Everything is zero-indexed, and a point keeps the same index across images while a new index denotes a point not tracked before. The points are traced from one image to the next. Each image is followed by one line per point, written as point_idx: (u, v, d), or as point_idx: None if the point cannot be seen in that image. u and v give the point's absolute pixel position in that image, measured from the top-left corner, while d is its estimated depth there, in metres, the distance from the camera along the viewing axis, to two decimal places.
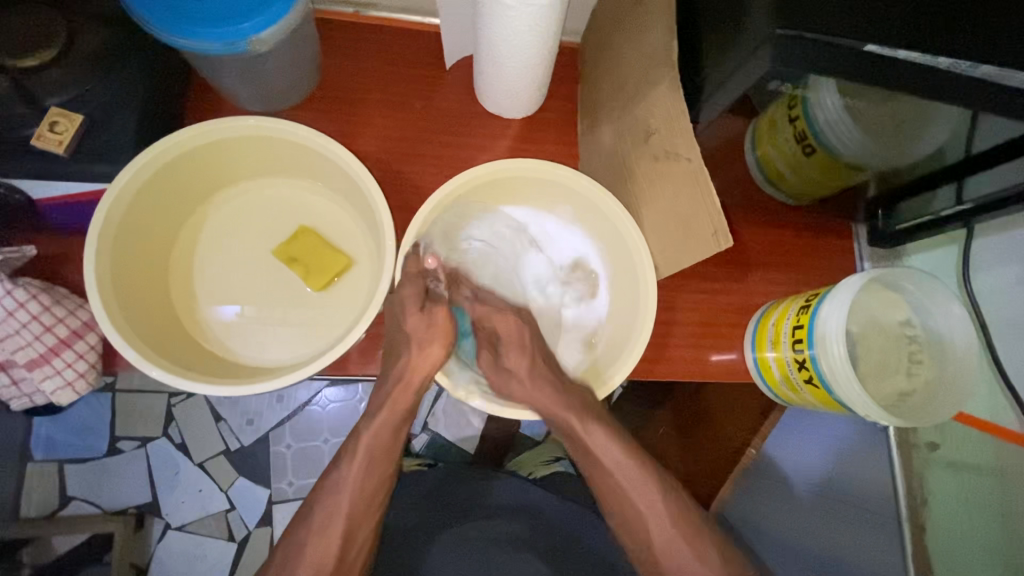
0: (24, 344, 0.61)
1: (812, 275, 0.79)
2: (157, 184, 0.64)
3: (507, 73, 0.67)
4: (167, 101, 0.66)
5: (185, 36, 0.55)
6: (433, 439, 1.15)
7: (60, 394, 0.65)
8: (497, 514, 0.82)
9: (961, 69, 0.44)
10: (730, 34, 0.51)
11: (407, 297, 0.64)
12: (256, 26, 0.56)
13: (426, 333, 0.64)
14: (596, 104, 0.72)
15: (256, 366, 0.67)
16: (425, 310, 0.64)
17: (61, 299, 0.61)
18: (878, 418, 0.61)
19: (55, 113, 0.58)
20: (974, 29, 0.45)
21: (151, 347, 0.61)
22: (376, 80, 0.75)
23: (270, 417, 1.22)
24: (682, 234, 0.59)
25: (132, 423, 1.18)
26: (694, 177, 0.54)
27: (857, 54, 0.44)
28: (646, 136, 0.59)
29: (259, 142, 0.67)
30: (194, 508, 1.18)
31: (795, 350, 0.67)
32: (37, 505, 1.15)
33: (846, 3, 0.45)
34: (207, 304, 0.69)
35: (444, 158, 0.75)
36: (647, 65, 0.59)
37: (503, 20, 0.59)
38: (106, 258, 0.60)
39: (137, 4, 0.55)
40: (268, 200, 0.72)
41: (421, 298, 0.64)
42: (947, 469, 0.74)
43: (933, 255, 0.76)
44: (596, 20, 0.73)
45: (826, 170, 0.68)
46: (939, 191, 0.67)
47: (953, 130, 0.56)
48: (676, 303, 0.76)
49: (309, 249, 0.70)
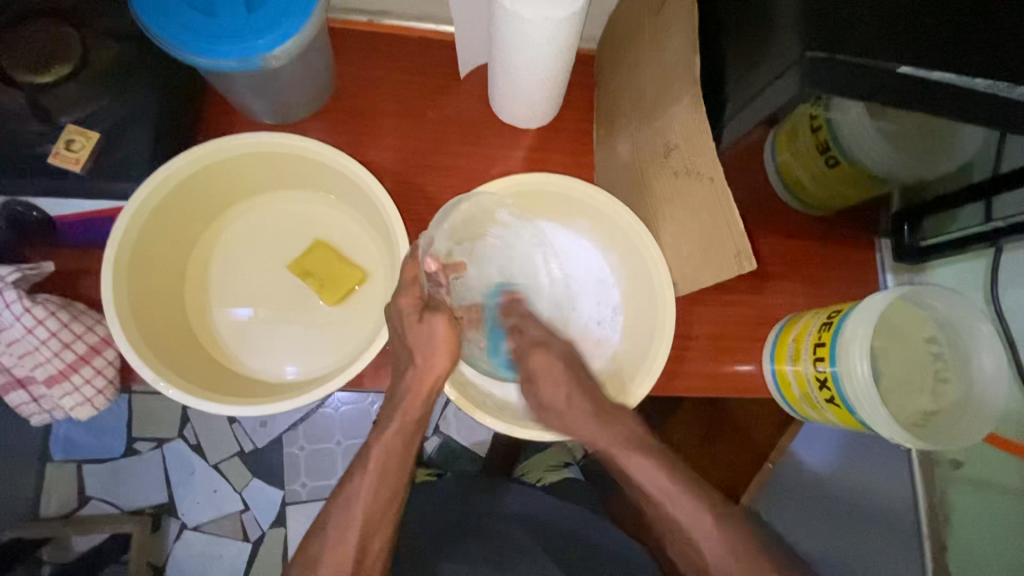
0: (44, 360, 0.61)
1: (833, 289, 0.77)
2: (171, 201, 0.64)
3: (523, 84, 0.66)
4: (181, 114, 0.65)
5: (200, 55, 0.55)
6: (445, 441, 1.15)
7: (79, 410, 0.64)
8: (510, 523, 0.82)
9: (999, 90, 0.43)
10: (756, 50, 0.49)
11: (407, 305, 0.60)
12: (270, 43, 0.56)
13: (429, 344, 0.60)
14: (613, 114, 0.70)
15: (271, 373, 0.68)
16: (423, 320, 0.60)
17: (79, 315, 0.62)
18: (902, 440, 0.60)
19: (73, 131, 0.59)
20: (1016, 52, 0.43)
21: (167, 364, 0.61)
22: (389, 90, 0.75)
23: (283, 419, 1.22)
24: (703, 253, 0.58)
25: (149, 424, 1.20)
26: (717, 196, 0.52)
27: (892, 76, 0.43)
28: (665, 152, 0.58)
29: (272, 158, 0.66)
30: (210, 508, 1.19)
31: (816, 367, 0.66)
32: (57, 505, 1.17)
33: (878, 22, 0.44)
34: (222, 309, 0.69)
35: (457, 169, 0.74)
36: (667, 79, 0.57)
37: (519, 34, 0.58)
38: (122, 277, 0.60)
39: (154, 24, 0.55)
40: (282, 213, 0.72)
41: (421, 306, 0.60)
42: (971, 488, 0.72)
43: (958, 270, 0.74)
44: (614, 28, 0.71)
45: (851, 183, 0.66)
46: (965, 208, 0.66)
47: (985, 145, 0.54)
48: (693, 316, 0.75)
49: (322, 264, 0.69)
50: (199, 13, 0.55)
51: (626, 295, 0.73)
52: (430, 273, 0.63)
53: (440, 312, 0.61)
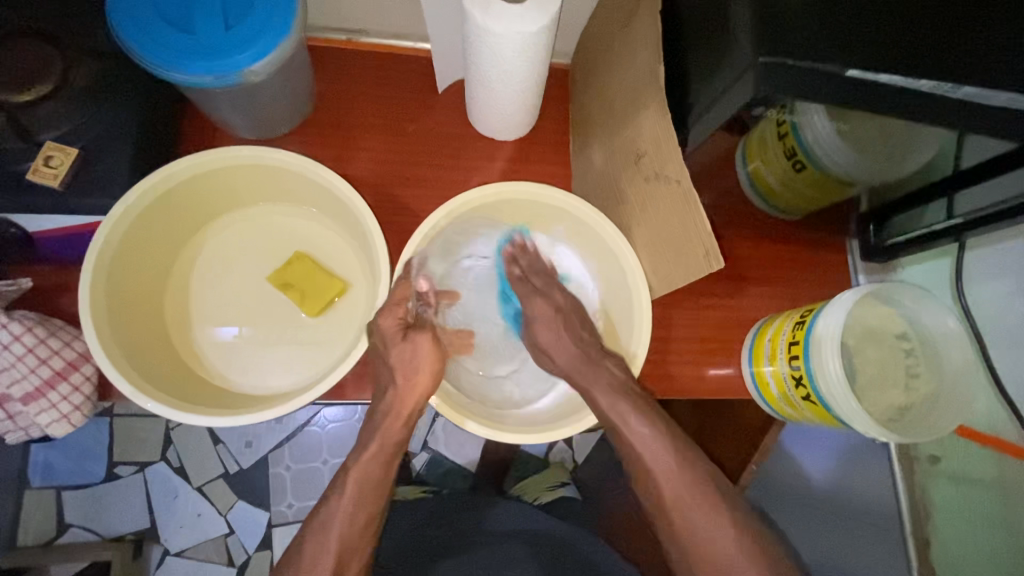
0: (18, 377, 0.61)
1: (808, 290, 0.79)
2: (151, 216, 0.64)
3: (497, 97, 0.68)
4: (160, 132, 0.66)
5: (179, 71, 0.56)
6: (433, 457, 1.14)
7: (56, 426, 0.64)
8: (495, 533, 0.81)
9: (943, 90, 0.45)
10: (716, 58, 0.52)
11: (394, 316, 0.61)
12: (249, 59, 0.57)
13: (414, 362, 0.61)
14: (587, 125, 0.72)
15: (259, 387, 0.68)
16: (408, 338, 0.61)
17: (56, 331, 0.62)
18: (875, 433, 0.61)
19: (51, 147, 0.59)
20: (957, 55, 0.46)
21: (145, 377, 0.61)
22: (368, 105, 0.76)
23: (268, 439, 1.21)
24: (673, 255, 0.59)
25: (130, 448, 1.17)
26: (684, 198, 0.54)
27: (840, 79, 0.45)
28: (636, 158, 0.60)
29: (252, 171, 0.67)
30: (193, 533, 1.17)
31: (791, 365, 0.67)
32: (35, 533, 1.14)
33: (827, 29, 0.46)
34: (205, 327, 0.69)
35: (436, 181, 0.76)
36: (635, 89, 0.59)
37: (491, 47, 0.60)
38: (100, 291, 0.60)
39: (134, 41, 0.56)
40: (263, 227, 0.73)
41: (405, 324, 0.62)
42: (949, 482, 0.73)
43: (926, 268, 0.76)
44: (586, 42, 0.74)
45: (818, 187, 0.68)
46: (930, 204, 0.68)
47: (940, 146, 0.57)
48: (673, 320, 0.76)
49: (303, 275, 0.70)
50: (178, 31, 0.57)
51: (605, 301, 0.74)
52: (419, 295, 0.68)
53: (425, 332, 0.63)
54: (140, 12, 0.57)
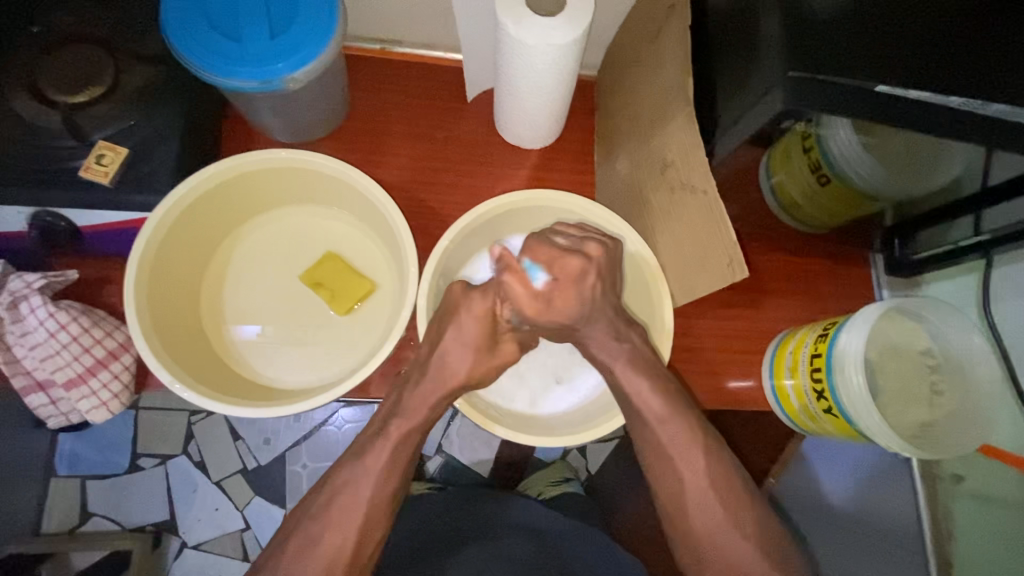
0: (64, 364, 0.66)
1: (829, 303, 0.78)
2: (193, 214, 0.67)
3: (525, 107, 0.70)
4: (201, 133, 0.69)
5: (226, 76, 0.59)
6: (447, 461, 1.14)
7: (95, 413, 0.69)
8: (510, 536, 0.82)
9: (971, 107, 0.46)
10: (744, 72, 0.53)
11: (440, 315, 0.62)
12: (290, 67, 0.60)
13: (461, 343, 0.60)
14: (613, 135, 0.74)
15: (287, 382, 0.70)
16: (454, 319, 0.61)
17: (99, 321, 0.67)
18: (899, 449, 0.61)
19: (102, 146, 0.62)
20: (983, 73, 0.47)
21: (181, 368, 0.64)
22: (399, 112, 0.79)
23: (286, 436, 1.23)
24: (698, 263, 0.60)
25: (153, 441, 1.20)
26: (710, 209, 0.55)
27: (868, 94, 0.46)
28: (662, 168, 0.61)
29: (288, 173, 0.70)
30: (211, 527, 1.19)
31: (813, 378, 0.67)
32: (58, 521, 1.17)
33: (857, 47, 0.48)
34: (233, 323, 0.71)
35: (463, 187, 0.78)
36: (662, 100, 0.60)
37: (524, 58, 0.62)
38: (142, 285, 0.63)
39: (183, 48, 0.59)
40: (295, 227, 0.75)
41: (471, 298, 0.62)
42: (973, 501, 0.73)
43: (952, 284, 0.76)
44: (613, 54, 0.76)
45: (843, 201, 0.68)
46: (957, 222, 0.68)
47: (967, 162, 0.57)
48: (692, 330, 0.77)
49: (333, 275, 0.72)
50: (224, 38, 0.60)
51: None
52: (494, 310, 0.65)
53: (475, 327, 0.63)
54: (191, 20, 0.60)
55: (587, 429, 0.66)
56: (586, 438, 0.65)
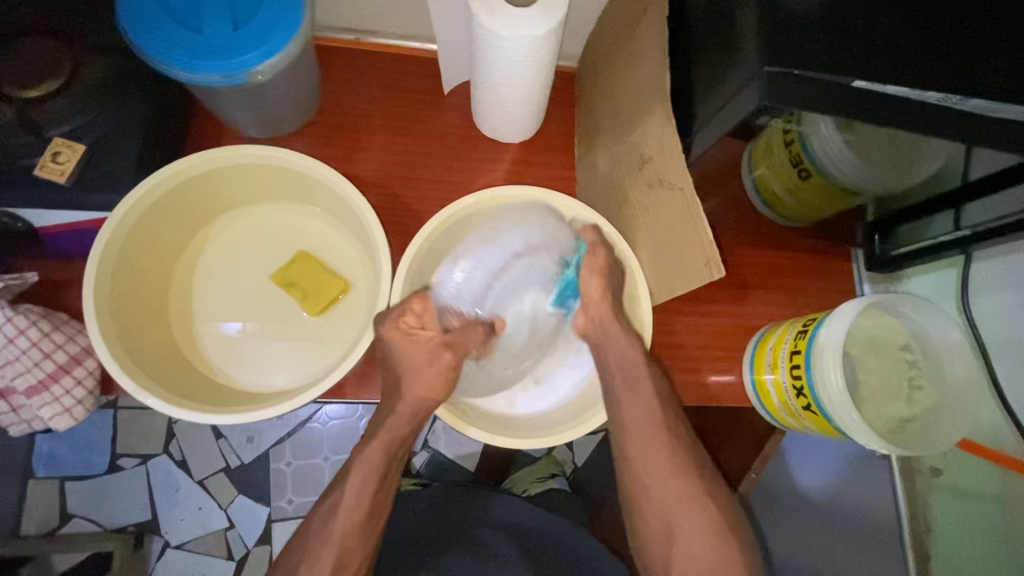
0: (24, 370, 0.64)
1: (810, 298, 0.78)
2: (157, 212, 0.65)
3: (502, 100, 0.68)
4: (167, 128, 0.67)
5: (186, 70, 0.56)
6: (433, 457, 1.13)
7: (59, 420, 0.66)
8: (494, 534, 0.82)
9: (949, 102, 0.45)
10: (722, 65, 0.51)
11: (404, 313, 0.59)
12: (254, 59, 0.57)
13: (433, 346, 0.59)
14: (593, 129, 0.72)
15: (260, 384, 0.68)
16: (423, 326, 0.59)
17: (61, 325, 0.64)
18: (876, 446, 0.60)
19: (58, 143, 0.60)
20: (962, 67, 0.46)
21: (147, 372, 0.62)
22: (374, 105, 0.76)
23: (269, 434, 1.21)
24: (676, 262, 0.59)
25: (134, 440, 1.18)
26: (687, 207, 0.54)
27: (846, 90, 0.45)
28: (640, 163, 0.60)
29: (257, 169, 0.68)
30: (194, 526, 1.18)
31: (793, 375, 0.67)
32: (38, 523, 1.15)
33: (835, 41, 0.46)
34: (204, 324, 0.69)
35: (441, 182, 0.76)
36: (641, 93, 0.59)
37: (498, 52, 0.60)
38: (104, 286, 0.61)
39: (140, 39, 0.56)
40: (267, 225, 0.73)
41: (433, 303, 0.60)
42: (951, 495, 0.74)
43: (932, 279, 0.75)
44: (593, 45, 0.74)
45: (824, 196, 0.67)
46: (937, 218, 0.67)
47: (948, 158, 0.56)
48: (672, 326, 0.76)
49: (306, 274, 0.70)
50: (184, 29, 0.57)
51: None
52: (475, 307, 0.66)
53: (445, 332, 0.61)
54: (149, 10, 0.57)
55: (562, 429, 0.65)
56: (562, 438, 0.64)
